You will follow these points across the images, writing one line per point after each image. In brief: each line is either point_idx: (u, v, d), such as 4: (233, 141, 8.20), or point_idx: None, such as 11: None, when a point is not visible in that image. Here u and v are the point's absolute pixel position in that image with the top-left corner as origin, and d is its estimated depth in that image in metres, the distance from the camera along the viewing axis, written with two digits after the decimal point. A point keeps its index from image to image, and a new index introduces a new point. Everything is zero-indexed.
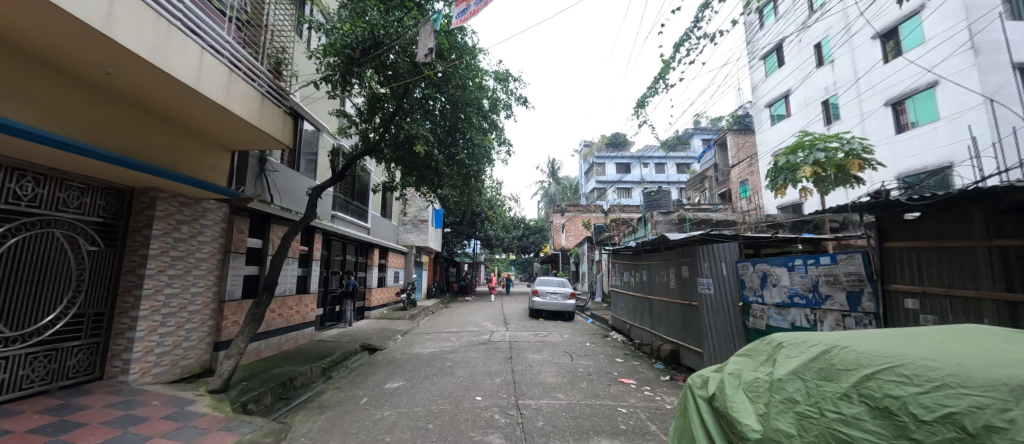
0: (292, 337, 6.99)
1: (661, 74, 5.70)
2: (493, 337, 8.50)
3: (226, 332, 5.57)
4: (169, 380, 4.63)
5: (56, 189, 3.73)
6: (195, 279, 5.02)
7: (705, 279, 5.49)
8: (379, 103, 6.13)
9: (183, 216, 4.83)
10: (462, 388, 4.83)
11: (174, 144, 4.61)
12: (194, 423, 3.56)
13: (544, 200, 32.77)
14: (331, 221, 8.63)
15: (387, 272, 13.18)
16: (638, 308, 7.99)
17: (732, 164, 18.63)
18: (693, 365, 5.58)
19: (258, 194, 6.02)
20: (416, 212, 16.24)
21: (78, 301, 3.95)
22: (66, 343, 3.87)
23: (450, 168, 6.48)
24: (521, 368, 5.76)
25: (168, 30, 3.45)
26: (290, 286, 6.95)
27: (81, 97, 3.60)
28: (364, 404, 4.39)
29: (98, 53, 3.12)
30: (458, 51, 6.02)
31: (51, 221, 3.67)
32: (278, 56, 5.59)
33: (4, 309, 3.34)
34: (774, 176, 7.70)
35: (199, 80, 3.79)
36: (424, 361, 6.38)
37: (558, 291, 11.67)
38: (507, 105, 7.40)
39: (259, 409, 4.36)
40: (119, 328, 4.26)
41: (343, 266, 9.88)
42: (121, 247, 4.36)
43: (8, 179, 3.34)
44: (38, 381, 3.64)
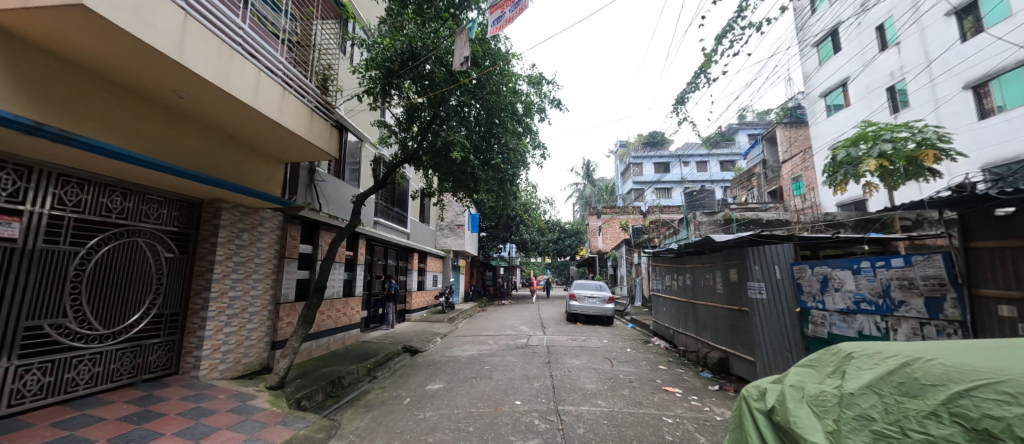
0: (339, 338, 7.36)
1: (703, 68, 5.47)
2: (531, 340, 8.48)
3: (282, 332, 5.97)
4: (233, 375, 5.02)
5: (139, 203, 4.19)
6: (255, 283, 5.43)
7: (756, 283, 5.16)
8: (417, 112, 6.33)
9: (244, 225, 5.25)
10: (501, 392, 4.84)
11: (236, 158, 5.02)
12: (255, 417, 3.83)
13: (580, 202, 32.38)
14: (373, 227, 9.02)
15: (426, 275, 13.56)
16: (681, 312, 7.66)
17: (783, 160, 17.42)
18: (744, 375, 5.22)
19: (308, 202, 6.43)
20: (454, 217, 16.41)
21: (157, 302, 4.38)
22: (148, 341, 4.30)
23: (486, 173, 6.59)
24: (560, 373, 5.68)
25: (231, 55, 3.80)
26: (337, 289, 7.34)
27: (160, 120, 4.02)
28: (407, 405, 4.53)
29: (172, 78, 3.48)
30: (492, 58, 6.14)
31: (135, 230, 4.11)
32: (325, 73, 5.95)
33: (100, 310, 3.79)
34: (832, 172, 7.10)
35: (257, 99, 4.13)
36: (462, 364, 6.48)
37: (596, 295, 11.41)
38: (541, 108, 7.41)
39: (312, 406, 4.63)
40: (191, 328, 4.67)
41: (385, 270, 10.29)
42: (192, 253, 4.79)
43: (102, 195, 3.81)
44: (126, 374, 4.08)
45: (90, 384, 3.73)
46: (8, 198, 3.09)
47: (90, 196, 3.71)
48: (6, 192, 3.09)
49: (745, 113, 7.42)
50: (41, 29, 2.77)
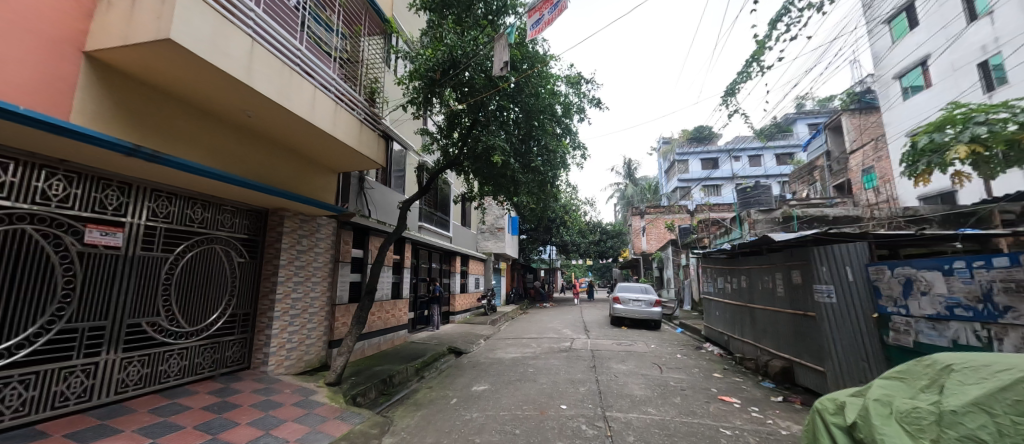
0: (389, 338, 7.70)
1: (756, 56, 5.12)
2: (574, 344, 8.35)
3: (338, 331, 6.36)
4: (296, 371, 5.42)
5: (216, 213, 4.65)
6: (314, 285, 5.83)
7: (823, 286, 4.69)
8: (457, 119, 6.46)
9: (303, 232, 5.65)
10: (546, 395, 4.81)
11: (297, 170, 5.43)
12: (317, 411, 4.10)
13: (621, 202, 31.51)
14: (418, 231, 9.36)
15: (468, 278, 13.84)
16: (737, 317, 7.19)
17: (851, 150, 15.86)
18: (813, 386, 4.79)
19: (359, 209, 6.82)
20: (494, 220, 16.54)
21: (232, 303, 4.83)
22: (226, 338, 4.75)
23: (527, 176, 6.60)
24: (606, 378, 5.53)
25: (290, 75, 4.12)
26: (386, 291, 7.69)
27: (233, 138, 4.44)
28: (454, 405, 4.62)
29: (242, 100, 3.83)
30: (530, 60, 6.17)
31: (213, 238, 4.57)
32: (372, 86, 6.28)
33: (184, 310, 4.24)
34: (911, 161, 6.35)
35: (313, 114, 4.44)
36: (506, 366, 6.52)
37: (641, 298, 11.02)
38: (580, 108, 7.32)
39: (366, 402, 4.88)
40: (260, 327, 5.10)
41: (430, 273, 10.62)
42: (260, 258, 5.23)
43: (187, 207, 4.28)
44: (208, 368, 4.53)
45: (179, 375, 4.19)
46: (113, 213, 3.56)
47: (177, 208, 4.17)
48: (112, 207, 3.57)
49: (805, 101, 6.84)
50: (138, 62, 3.16)
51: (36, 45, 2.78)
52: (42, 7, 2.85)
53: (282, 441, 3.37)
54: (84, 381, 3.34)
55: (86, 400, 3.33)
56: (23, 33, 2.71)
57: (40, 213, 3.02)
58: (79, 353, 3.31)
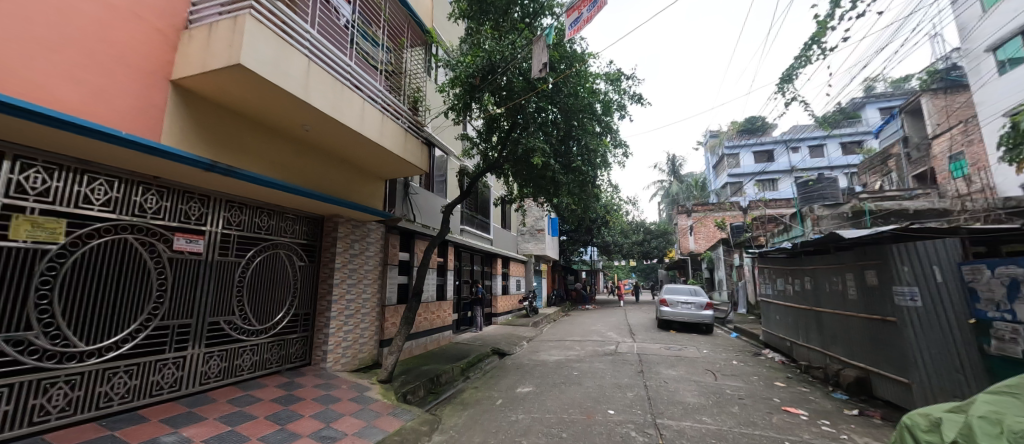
0: (435, 338, 7.95)
1: (816, 38, 4.73)
2: (619, 348, 8.12)
3: (388, 331, 6.66)
4: (352, 368, 5.74)
5: (280, 221, 5.05)
6: (365, 287, 6.16)
7: (905, 288, 4.23)
8: (496, 122, 6.55)
9: (355, 236, 5.98)
10: (592, 399, 4.72)
11: (348, 178, 5.76)
12: (371, 406, 4.32)
13: (666, 201, 30.23)
14: (460, 234, 9.59)
15: (509, 280, 13.94)
16: (800, 321, 6.64)
17: (934, 135, 14.08)
18: (895, 399, 4.31)
19: (405, 214, 7.11)
20: (534, 222, 16.49)
21: (295, 303, 5.21)
22: (290, 335, 5.14)
23: (567, 176, 6.55)
24: (655, 384, 5.32)
25: (342, 89, 4.39)
26: (432, 292, 7.94)
27: (293, 150, 4.78)
28: (499, 406, 4.66)
29: (300, 115, 4.13)
30: (568, 60, 6.11)
31: (277, 243, 4.96)
32: (414, 95, 6.52)
33: (254, 310, 4.64)
34: (1013, 144, 5.55)
35: (362, 125, 4.70)
36: (550, 368, 6.48)
37: (690, 300, 10.49)
38: (620, 106, 7.14)
39: (415, 400, 5.08)
40: (318, 326, 5.45)
41: (472, 275, 10.82)
42: (318, 262, 5.61)
43: (255, 215, 4.68)
44: (275, 363, 4.93)
45: (251, 369, 4.59)
46: (195, 222, 3.99)
47: (247, 216, 4.58)
48: (195, 217, 4.00)
49: (875, 83, 6.18)
50: (214, 87, 3.52)
51: (134, 77, 3.18)
52: (139, 43, 3.26)
53: (341, 434, 3.60)
54: (175, 372, 3.76)
55: (177, 389, 3.76)
56: (123, 67, 3.11)
57: (138, 223, 3.46)
58: (170, 347, 3.74)
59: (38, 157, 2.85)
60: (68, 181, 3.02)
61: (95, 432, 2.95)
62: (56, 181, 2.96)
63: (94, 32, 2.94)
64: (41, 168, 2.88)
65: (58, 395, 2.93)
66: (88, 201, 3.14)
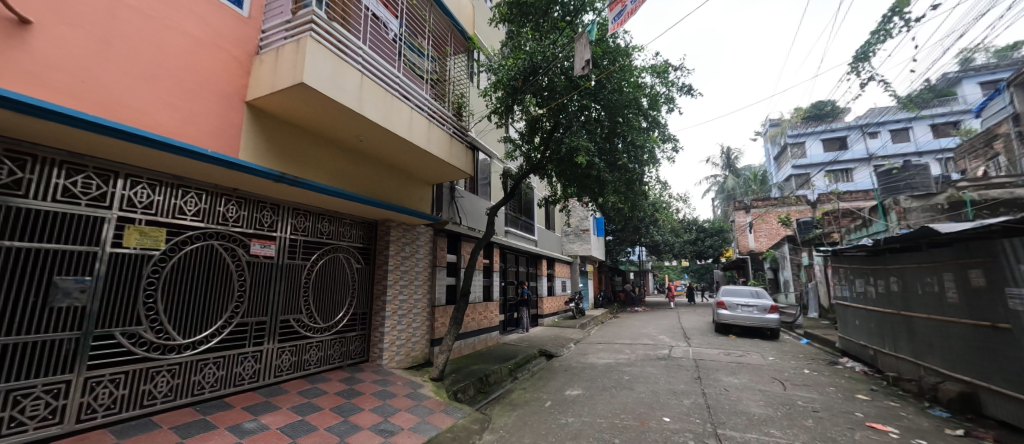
0: (482, 339, 8.08)
1: (898, 9, 4.22)
2: (673, 352, 7.73)
3: (438, 331, 6.88)
4: (405, 365, 6.01)
5: (339, 226, 5.40)
6: (416, 288, 6.41)
7: (1019, 290, 3.62)
8: (538, 123, 6.54)
9: (406, 239, 6.26)
10: (646, 405, 4.53)
11: (400, 184, 6.03)
12: (425, 403, 4.48)
13: (721, 197, 28.40)
14: (504, 235, 9.68)
15: (555, 281, 13.83)
16: (885, 327, 5.91)
17: None
18: (1009, 419, 3.70)
19: (451, 217, 7.32)
20: (578, 222, 16.20)
21: (354, 303, 5.55)
22: (350, 333, 5.48)
23: (613, 175, 6.38)
24: (714, 392, 4.99)
25: (392, 100, 4.61)
26: (478, 293, 8.09)
27: (349, 159, 5.09)
28: (548, 408, 4.63)
29: (355, 126, 4.39)
30: (611, 56, 5.98)
31: (337, 247, 5.32)
32: (458, 101, 6.69)
33: (319, 309, 5.00)
34: None
35: (410, 133, 4.91)
36: (599, 372, 6.32)
37: (752, 303, 9.72)
38: (668, 98, 6.84)
39: (466, 398, 5.21)
40: (374, 324, 5.76)
41: (517, 276, 10.88)
42: (373, 264, 5.94)
43: (318, 221, 5.06)
44: (337, 359, 5.27)
45: (317, 364, 4.95)
46: (268, 229, 4.39)
47: (311, 222, 4.96)
48: (267, 223, 4.40)
49: (973, 54, 5.36)
50: (281, 104, 3.87)
51: (216, 100, 3.57)
52: (221, 70, 3.65)
53: (398, 428, 3.77)
54: (254, 364, 4.16)
55: (255, 380, 4.15)
56: (208, 93, 3.51)
57: (222, 231, 3.88)
58: (250, 342, 4.14)
59: (145, 175, 3.30)
60: (167, 195, 3.46)
61: (191, 417, 3.35)
62: (158, 195, 3.41)
63: (183, 64, 3.34)
64: (146, 184, 3.33)
65: (162, 382, 3.37)
66: (183, 212, 3.57)
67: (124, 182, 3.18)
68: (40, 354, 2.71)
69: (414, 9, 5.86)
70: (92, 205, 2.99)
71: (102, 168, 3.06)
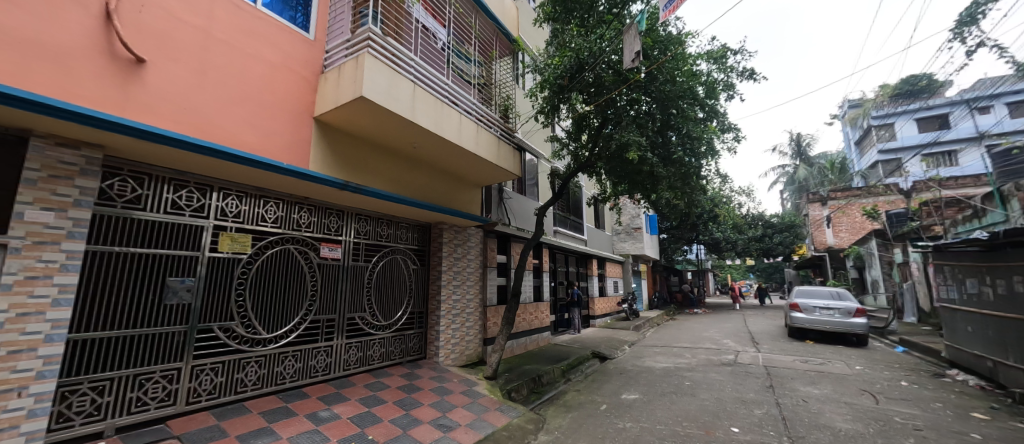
0: (534, 339, 8.09)
1: None
2: (740, 358, 7.18)
3: (490, 330, 7.01)
4: (460, 363, 6.19)
5: (396, 229, 5.70)
6: (469, 288, 6.59)
7: None
8: (585, 120, 6.43)
9: (458, 241, 6.45)
10: (711, 414, 4.26)
11: (451, 188, 6.22)
12: (480, 401, 4.59)
13: (791, 189, 25.88)
14: (553, 235, 9.62)
15: (606, 281, 13.47)
16: (1008, 335, 5.01)
17: None
18: None
19: (501, 218, 7.43)
20: (629, 220, 15.63)
21: (411, 302, 5.82)
22: (409, 331, 5.76)
23: (667, 169, 6.07)
24: (790, 402, 4.56)
25: (442, 107, 4.78)
26: (529, 294, 8.11)
27: (405, 166, 5.34)
28: (604, 411, 4.51)
29: (409, 134, 4.61)
30: (662, 45, 5.73)
31: (395, 249, 5.61)
32: (505, 103, 6.75)
33: (381, 308, 5.32)
34: None
35: (460, 138, 5.05)
36: (657, 376, 6.05)
37: (832, 305, 8.73)
38: (727, 85, 6.38)
39: (519, 398, 5.25)
40: (430, 323, 6.00)
41: (567, 277, 10.75)
42: (428, 265, 6.19)
43: (377, 225, 5.38)
44: (398, 355, 5.55)
45: (380, 359, 5.26)
46: (335, 233, 4.75)
47: (371, 226, 5.29)
48: (335, 228, 4.76)
49: None
50: (344, 118, 4.17)
51: (289, 118, 3.94)
52: (293, 90, 4.02)
53: (456, 424, 3.90)
54: (326, 358, 4.52)
55: (327, 373, 4.51)
56: (283, 112, 3.89)
57: (296, 236, 4.27)
58: (322, 337, 4.51)
59: (234, 188, 3.73)
60: (252, 204, 3.88)
61: (275, 404, 3.73)
62: (245, 205, 3.83)
63: (262, 86, 3.73)
64: (235, 196, 3.76)
65: (251, 371, 3.78)
66: (264, 220, 3.98)
67: (217, 194, 3.62)
68: (158, 344, 3.19)
69: (461, 17, 6.02)
70: (194, 215, 3.44)
71: (201, 183, 3.51)
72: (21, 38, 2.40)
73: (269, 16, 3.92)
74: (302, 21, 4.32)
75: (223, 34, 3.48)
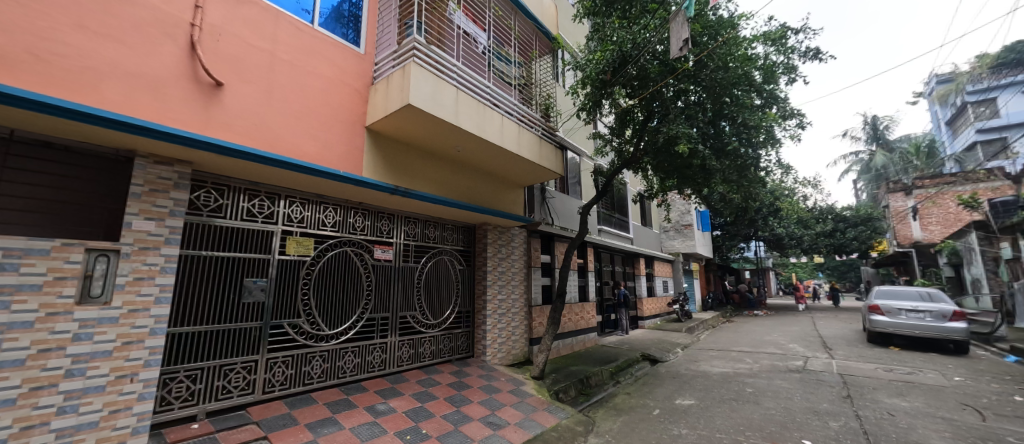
0: (580, 340, 7.97)
1: None
2: (809, 364, 6.58)
3: (536, 330, 7.02)
4: (507, 362, 6.25)
5: (443, 231, 5.88)
6: (513, 288, 6.63)
7: None
8: (629, 115, 6.26)
9: (502, 242, 6.52)
10: (777, 424, 3.95)
11: (494, 189, 6.29)
12: (528, 400, 4.60)
13: (866, 178, 23.27)
14: (598, 234, 9.42)
15: (655, 281, 12.95)
16: None
17: None
18: None
19: (544, 217, 7.41)
20: (678, 217, 14.89)
21: (458, 302, 5.97)
22: (457, 330, 5.91)
23: (721, 162, 5.73)
24: (873, 415, 4.09)
25: (485, 109, 4.85)
26: (574, 294, 8.01)
27: (449, 169, 5.48)
28: (657, 417, 4.33)
29: (453, 138, 4.73)
30: (712, 30, 5.39)
31: (442, 250, 5.78)
32: (546, 103, 6.71)
33: (430, 306, 5.50)
34: None
35: (502, 139, 5.11)
36: (715, 381, 5.71)
37: (921, 307, 7.71)
38: (788, 68, 5.88)
39: (567, 399, 5.20)
40: (477, 322, 6.11)
41: (614, 276, 10.48)
42: (473, 266, 6.31)
43: (425, 228, 5.57)
44: (447, 353, 5.71)
45: (431, 357, 5.43)
46: (386, 236, 4.99)
47: (420, 229, 5.49)
48: (386, 231, 5.00)
49: None
50: (393, 126, 4.38)
51: (344, 128, 4.21)
52: (347, 102, 4.29)
53: (505, 422, 3.94)
54: (381, 354, 4.76)
55: (383, 368, 4.75)
56: (338, 123, 4.16)
57: (352, 239, 4.54)
58: (377, 335, 4.76)
59: (298, 196, 4.05)
60: (313, 210, 4.19)
61: (338, 396, 3.99)
62: (307, 211, 4.14)
63: (320, 100, 4.01)
64: (299, 203, 4.08)
65: (317, 365, 4.08)
66: (324, 224, 4.28)
67: (285, 202, 3.96)
68: (238, 338, 3.54)
69: (501, 19, 6.09)
70: (265, 222, 3.79)
71: (271, 192, 3.85)
72: (124, 71, 2.77)
73: (325, 35, 4.21)
74: (353, 37, 4.54)
75: (286, 55, 3.79)
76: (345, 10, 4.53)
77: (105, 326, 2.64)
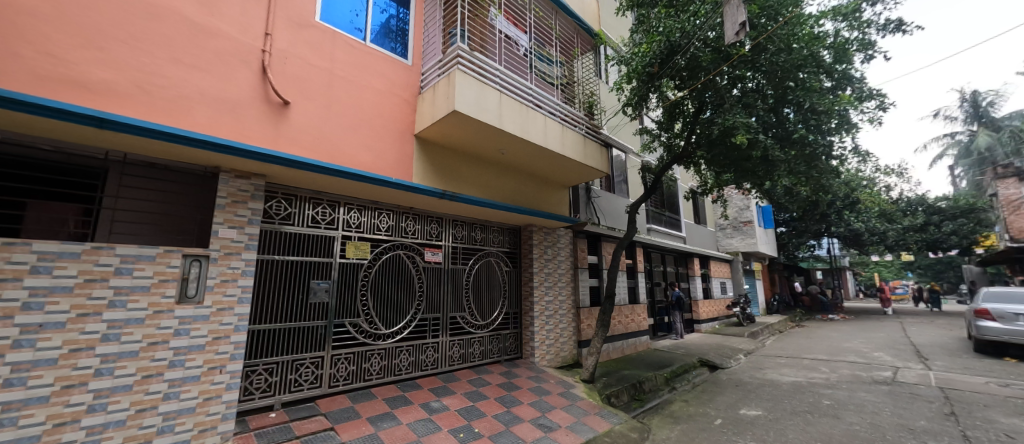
0: (632, 343, 7.70)
1: None
2: (899, 375, 5.82)
3: (585, 333, 6.89)
4: (556, 364, 6.20)
5: (489, 233, 5.97)
6: (561, 289, 6.56)
7: None
8: (679, 108, 5.97)
9: (547, 243, 6.48)
10: (862, 441, 3.54)
11: (539, 190, 6.28)
12: (579, 403, 4.53)
13: (965, 162, 20.23)
14: (648, 233, 9.06)
15: (712, 282, 12.18)
16: None
17: None
18: None
19: (590, 217, 7.27)
20: (736, 214, 13.90)
21: (506, 303, 6.02)
22: (505, 331, 5.96)
23: (785, 152, 5.29)
24: (986, 436, 3.53)
25: (528, 111, 4.86)
26: (624, 296, 7.77)
27: (494, 172, 5.55)
28: (719, 427, 4.05)
29: (497, 141, 4.79)
30: (771, 10, 4.88)
31: (488, 252, 5.87)
32: (589, 100, 6.59)
33: (478, 307, 5.61)
34: None
35: (546, 139, 5.08)
36: (785, 391, 5.24)
37: None
38: (864, 43, 5.28)
39: (620, 404, 5.05)
40: (525, 323, 6.13)
41: (665, 277, 10.01)
42: (520, 267, 6.33)
43: (472, 230, 5.69)
44: (496, 354, 5.78)
45: (480, 357, 5.53)
46: (436, 238, 5.16)
47: (467, 231, 5.62)
48: (436, 234, 5.18)
49: None
50: (440, 132, 4.52)
51: (395, 137, 4.42)
52: (396, 112, 4.50)
53: (556, 425, 3.91)
54: (434, 353, 4.93)
55: (435, 367, 4.91)
56: (390, 133, 4.38)
57: (405, 242, 4.75)
58: (430, 334, 4.94)
59: (355, 203, 4.32)
60: (369, 216, 4.45)
61: (395, 392, 4.20)
62: (364, 216, 4.41)
63: (372, 112, 4.25)
64: (357, 209, 4.35)
65: (376, 362, 4.32)
66: (379, 229, 4.52)
67: (344, 209, 4.24)
68: (307, 335, 3.84)
69: (542, 20, 6.08)
70: (327, 227, 4.08)
71: (332, 200, 4.15)
72: (210, 97, 3.14)
73: (376, 50, 4.46)
74: (401, 50, 4.77)
75: (343, 72, 4.07)
76: (393, 25, 4.76)
77: (199, 322, 2.99)
